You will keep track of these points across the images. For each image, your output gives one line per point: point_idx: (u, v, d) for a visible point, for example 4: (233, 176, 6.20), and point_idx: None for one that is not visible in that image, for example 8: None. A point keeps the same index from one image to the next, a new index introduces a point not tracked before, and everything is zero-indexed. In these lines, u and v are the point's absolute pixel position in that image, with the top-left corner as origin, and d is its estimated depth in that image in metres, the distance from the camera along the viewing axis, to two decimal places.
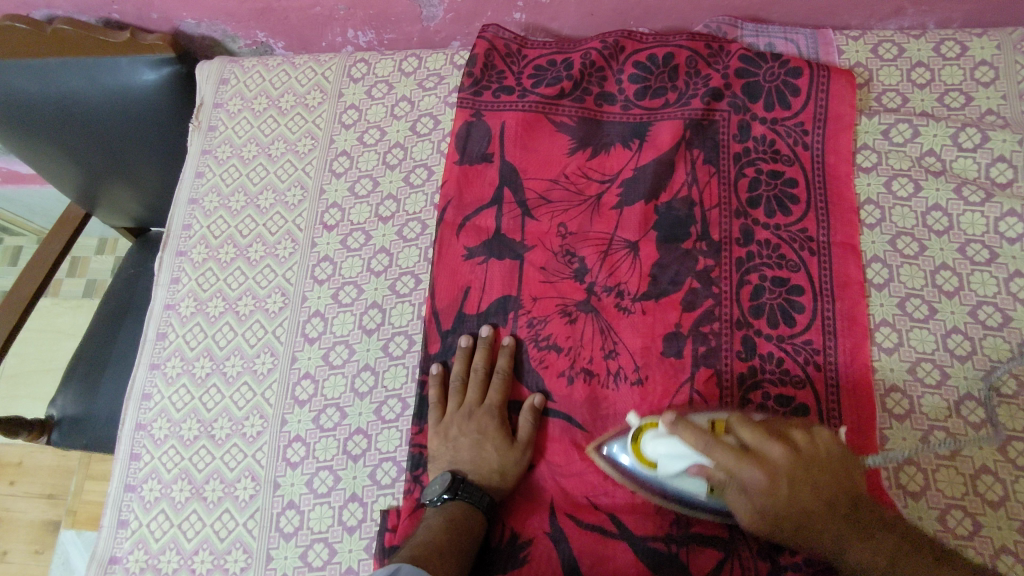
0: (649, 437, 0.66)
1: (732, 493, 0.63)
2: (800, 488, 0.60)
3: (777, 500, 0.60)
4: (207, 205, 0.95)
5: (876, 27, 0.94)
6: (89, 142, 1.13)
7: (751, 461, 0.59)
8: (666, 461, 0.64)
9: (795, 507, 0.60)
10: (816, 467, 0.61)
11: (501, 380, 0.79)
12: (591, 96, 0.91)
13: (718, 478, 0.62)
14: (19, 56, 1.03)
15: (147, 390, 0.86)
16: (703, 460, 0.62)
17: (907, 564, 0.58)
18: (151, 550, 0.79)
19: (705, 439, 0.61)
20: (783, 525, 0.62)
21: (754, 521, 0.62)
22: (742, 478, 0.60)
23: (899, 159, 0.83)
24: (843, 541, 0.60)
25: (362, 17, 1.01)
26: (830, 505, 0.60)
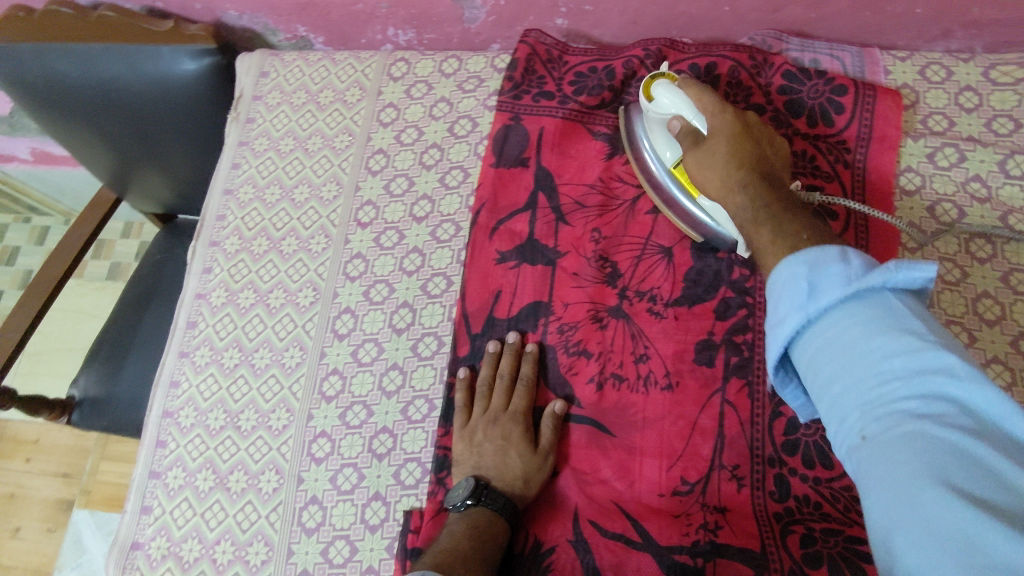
0: (662, 82, 0.76)
1: (689, 141, 0.74)
2: (736, 147, 0.71)
3: (715, 158, 0.71)
4: (242, 197, 0.95)
5: (923, 48, 0.93)
6: (126, 127, 1.14)
7: (722, 108, 0.73)
8: (665, 103, 0.75)
9: (724, 178, 0.70)
10: (767, 142, 0.73)
11: (526, 386, 0.78)
12: (630, 105, 0.91)
13: (684, 133, 0.74)
14: (62, 40, 1.02)
15: (175, 377, 0.87)
16: (695, 109, 0.73)
17: (811, 246, 0.58)
18: (173, 538, 0.79)
19: (701, 100, 0.74)
20: (712, 172, 0.71)
21: (697, 158, 0.73)
22: (712, 126, 0.73)
23: (944, 184, 0.82)
24: (757, 212, 0.65)
25: (404, 17, 1.02)
26: (757, 179, 0.68)
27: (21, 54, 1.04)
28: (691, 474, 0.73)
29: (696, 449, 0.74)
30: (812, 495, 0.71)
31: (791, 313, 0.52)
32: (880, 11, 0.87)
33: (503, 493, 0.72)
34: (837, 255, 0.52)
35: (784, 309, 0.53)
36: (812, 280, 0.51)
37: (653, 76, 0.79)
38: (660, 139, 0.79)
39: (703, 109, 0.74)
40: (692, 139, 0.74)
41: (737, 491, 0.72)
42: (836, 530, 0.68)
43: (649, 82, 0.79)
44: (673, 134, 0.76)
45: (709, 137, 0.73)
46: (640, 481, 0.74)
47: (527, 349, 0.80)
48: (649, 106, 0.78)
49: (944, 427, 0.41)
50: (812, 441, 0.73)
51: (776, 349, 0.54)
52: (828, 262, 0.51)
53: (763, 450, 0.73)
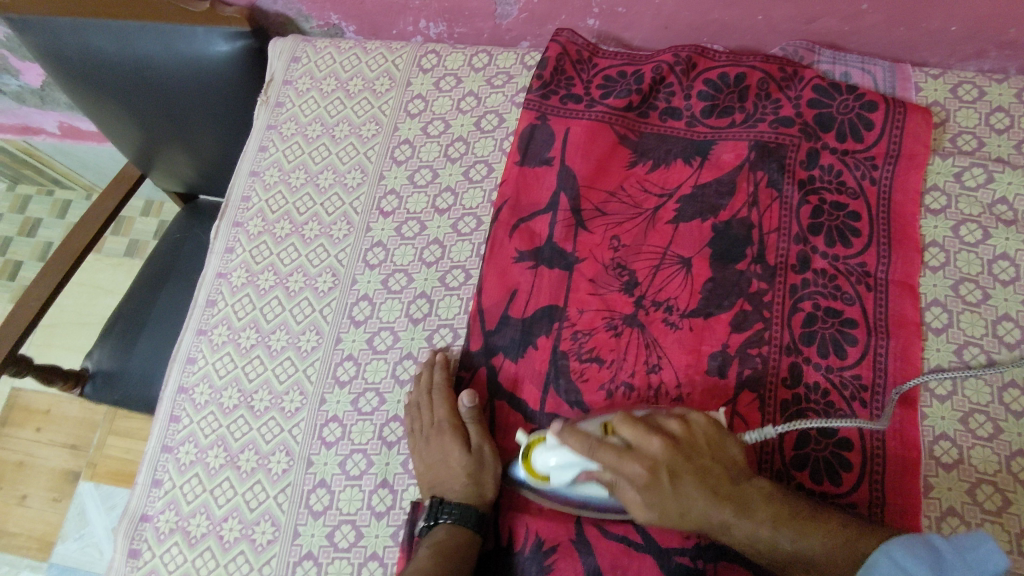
0: (542, 446, 0.68)
1: (630, 480, 0.65)
2: (707, 490, 0.65)
3: (683, 495, 0.65)
4: (267, 179, 0.96)
5: (955, 67, 0.92)
6: (156, 106, 1.15)
7: (632, 459, 0.64)
8: (560, 472, 0.67)
9: (707, 502, 0.65)
10: (701, 445, 0.66)
11: (442, 394, 0.77)
12: (656, 111, 0.91)
13: (612, 481, 0.67)
14: (103, 16, 1.05)
15: (192, 354, 0.88)
16: (595, 467, 0.66)
17: (838, 530, 0.63)
18: (182, 512, 0.80)
19: (591, 447, 0.65)
20: (672, 512, 0.66)
21: (656, 503, 0.65)
22: (630, 477, 0.65)
23: (969, 204, 0.82)
24: (761, 522, 0.64)
25: (436, 10, 1.02)
26: (726, 499, 0.65)
27: (58, 27, 1.07)
28: None
29: None
30: None
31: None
32: (914, 26, 0.87)
33: (460, 502, 0.72)
34: (896, 566, 0.56)
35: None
36: None
37: (534, 436, 0.70)
38: (586, 489, 0.69)
39: (618, 464, 0.65)
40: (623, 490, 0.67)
41: None
42: None
43: (528, 446, 0.70)
44: (583, 484, 0.69)
45: (648, 489, 0.65)
46: None
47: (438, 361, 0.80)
48: (543, 482, 0.69)
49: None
50: (822, 457, 0.73)
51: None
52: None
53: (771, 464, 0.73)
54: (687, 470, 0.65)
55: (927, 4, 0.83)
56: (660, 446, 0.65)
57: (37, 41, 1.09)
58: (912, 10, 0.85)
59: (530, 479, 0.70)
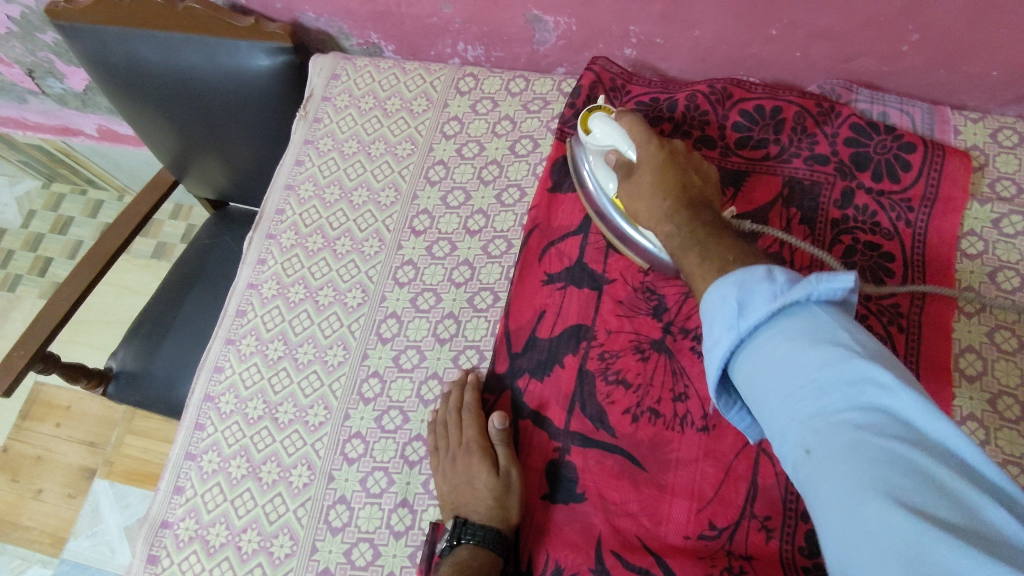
0: (597, 113, 0.77)
1: (621, 186, 0.74)
2: (667, 178, 0.68)
3: (644, 187, 0.70)
4: (302, 193, 0.98)
5: (995, 111, 0.91)
6: (196, 115, 1.17)
7: (648, 138, 0.72)
8: (600, 136, 0.76)
9: (652, 210, 0.68)
10: (690, 175, 0.69)
11: (472, 413, 0.77)
12: (691, 139, 0.91)
13: (618, 165, 0.74)
14: (149, 27, 1.08)
15: (219, 363, 0.89)
16: (626, 139, 0.74)
17: (739, 256, 0.57)
18: (202, 521, 0.80)
19: (635, 126, 0.74)
20: (643, 208, 0.69)
21: (626, 196, 0.72)
22: (638, 156, 0.72)
23: (1007, 251, 0.81)
24: (687, 227, 0.63)
25: (475, 34, 1.04)
26: (687, 202, 0.66)
27: (106, 35, 1.09)
28: (720, 520, 0.72)
29: (728, 494, 0.73)
30: None
31: (725, 334, 0.50)
32: (955, 70, 0.87)
33: (483, 524, 0.71)
34: (764, 272, 0.50)
35: (717, 333, 0.51)
36: (740, 301, 0.50)
37: (587, 110, 0.80)
38: (602, 171, 0.79)
39: (634, 138, 0.73)
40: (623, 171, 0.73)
41: (765, 541, 0.71)
42: None
43: (592, 109, 0.80)
44: (609, 165, 0.76)
45: (639, 167, 0.71)
46: (668, 520, 0.73)
47: (469, 383, 0.81)
48: (585, 134, 0.79)
49: (878, 437, 0.40)
50: None
51: (715, 371, 0.52)
52: (756, 286, 0.49)
53: (796, 505, 0.71)
54: (674, 175, 0.68)
55: (969, 49, 0.83)
56: (676, 147, 0.71)
57: (86, 48, 1.12)
58: (954, 55, 0.85)
59: (585, 146, 0.81)
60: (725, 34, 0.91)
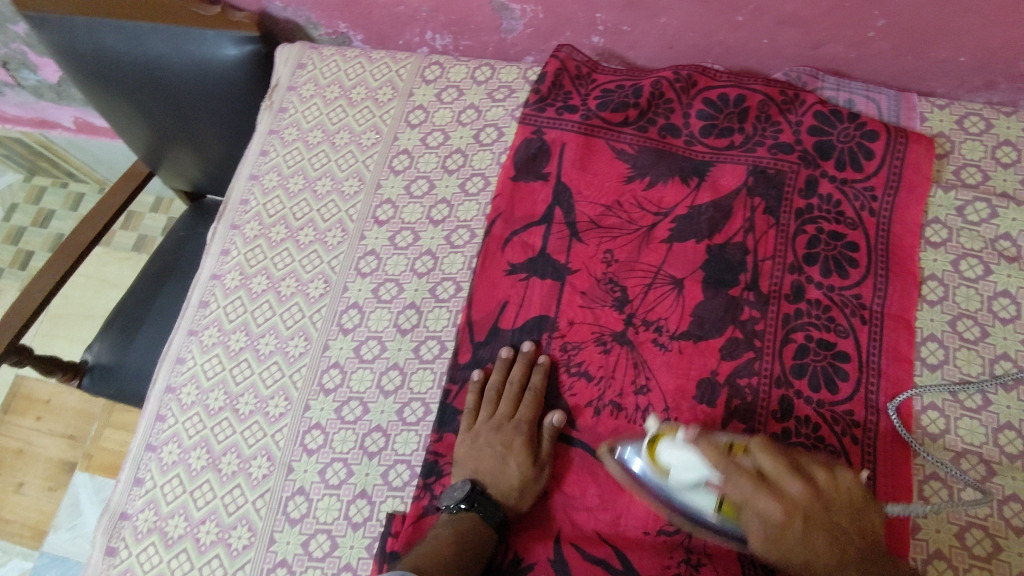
0: (668, 442, 0.66)
1: (736, 506, 0.64)
2: (806, 520, 0.61)
3: (795, 541, 0.62)
4: (266, 183, 0.97)
5: (964, 98, 0.91)
6: (164, 105, 1.16)
7: (775, 505, 0.61)
8: (680, 472, 0.64)
9: (798, 530, 0.61)
10: (840, 502, 0.63)
11: (536, 396, 0.78)
12: (655, 126, 0.90)
13: (739, 501, 0.63)
14: (115, 16, 1.07)
15: (181, 354, 0.88)
16: (711, 472, 0.63)
17: (880, 568, 0.62)
18: (161, 513, 0.80)
19: (726, 463, 0.62)
20: (796, 558, 0.62)
21: (771, 557, 0.63)
22: (760, 503, 0.61)
23: (971, 239, 0.80)
24: (789, 512, 0.61)
25: (442, 22, 1.03)
26: (797, 517, 0.61)
27: (73, 25, 1.08)
28: None
29: None
30: None
31: None
32: (923, 56, 0.86)
33: (496, 500, 0.73)
34: None
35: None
36: None
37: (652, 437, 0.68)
38: (698, 498, 0.65)
39: (752, 496, 0.61)
40: None
41: None
42: None
43: (653, 436, 0.68)
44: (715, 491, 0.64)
45: (778, 534, 0.62)
46: (627, 513, 0.73)
47: (538, 361, 0.80)
48: (660, 480, 0.66)
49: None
50: None
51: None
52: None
53: None
54: (824, 528, 0.62)
55: (935, 35, 0.83)
56: (798, 492, 0.62)
57: (54, 39, 1.11)
58: (920, 41, 0.84)
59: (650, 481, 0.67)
60: (691, 21, 0.90)
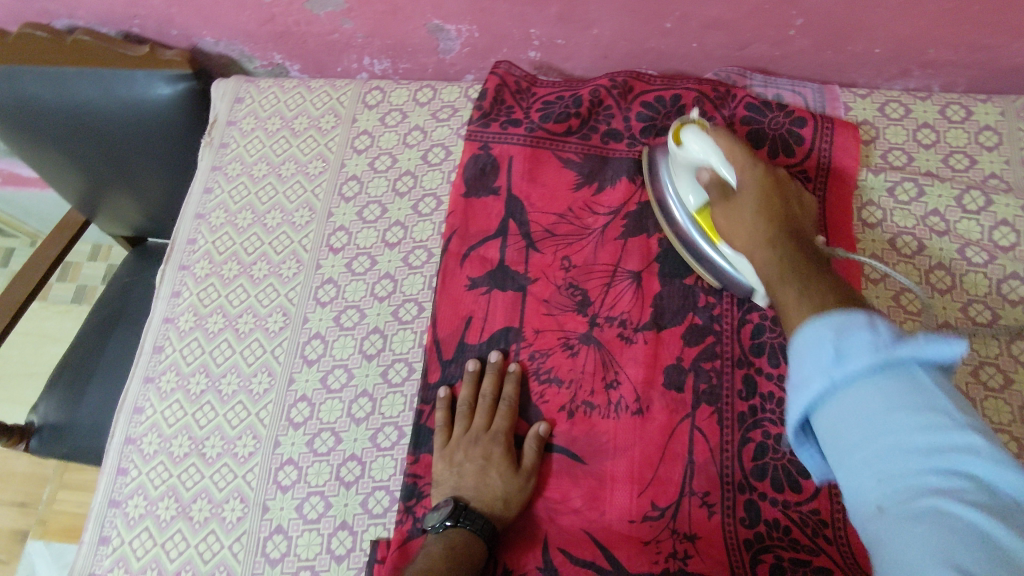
0: (692, 128, 0.78)
1: (716, 202, 0.76)
2: (765, 190, 0.73)
3: (745, 220, 0.73)
4: (213, 221, 0.95)
5: (882, 86, 0.96)
6: (96, 148, 1.13)
7: (751, 162, 0.75)
8: (693, 148, 0.77)
9: (752, 225, 0.72)
10: (793, 228, 0.70)
11: (509, 407, 0.78)
12: (597, 133, 0.93)
13: (711, 188, 0.77)
14: (36, 63, 1.04)
15: (139, 403, 0.85)
16: (722, 157, 0.76)
17: (814, 274, 0.61)
18: (132, 570, 0.77)
19: (727, 146, 0.76)
20: (745, 231, 0.72)
21: (727, 221, 0.75)
22: (738, 178, 0.75)
23: (904, 217, 0.85)
24: (751, 187, 0.73)
25: (380, 47, 1.03)
26: (773, 222, 0.70)
27: None
28: (662, 499, 0.73)
29: (666, 475, 0.74)
30: (782, 520, 0.72)
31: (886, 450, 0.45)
32: (841, 50, 0.91)
33: (481, 514, 0.71)
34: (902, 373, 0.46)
35: (808, 371, 0.49)
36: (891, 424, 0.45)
37: (682, 120, 0.81)
38: (687, 187, 0.81)
39: (732, 162, 0.75)
40: (722, 192, 0.76)
41: (707, 516, 0.72)
42: (804, 560, 0.69)
43: (680, 127, 0.81)
44: (701, 182, 0.79)
45: (736, 223, 0.73)
46: (610, 508, 0.74)
47: (509, 369, 0.81)
48: (681, 159, 0.80)
49: (957, 502, 0.40)
50: (781, 465, 0.74)
51: (798, 412, 0.50)
52: (853, 329, 0.49)
53: (732, 477, 0.74)
54: (777, 211, 0.72)
55: (850, 30, 0.88)
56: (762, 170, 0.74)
57: None
58: (838, 36, 0.89)
59: (675, 160, 0.81)
60: (623, 30, 0.94)
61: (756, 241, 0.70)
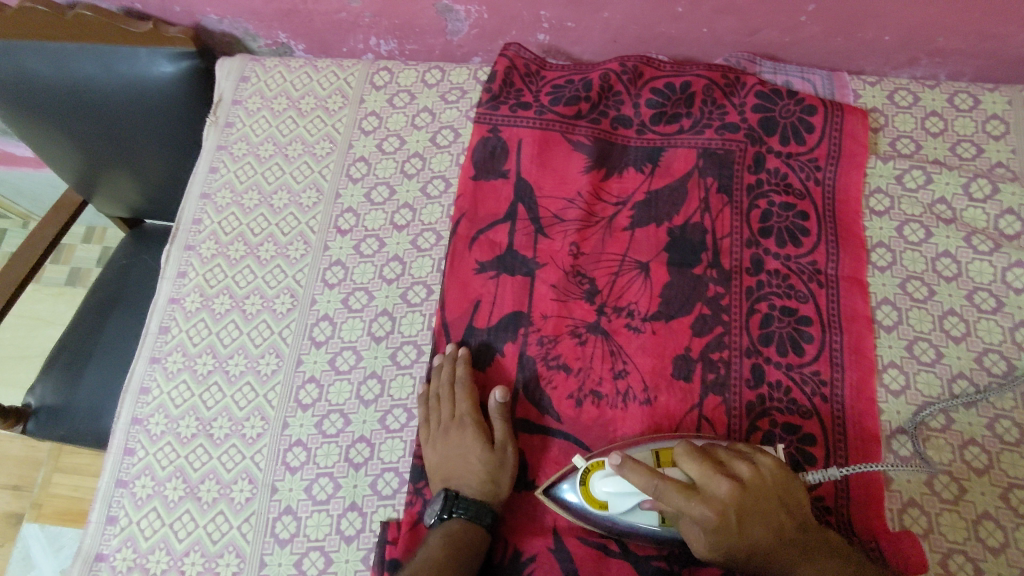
0: (602, 478, 0.67)
1: (687, 527, 0.63)
2: (745, 509, 0.61)
3: (739, 547, 0.62)
4: (219, 201, 0.94)
5: (890, 74, 0.97)
6: (96, 126, 1.11)
7: (703, 479, 0.61)
8: (619, 497, 0.66)
9: (755, 544, 0.62)
10: (766, 481, 0.63)
11: (466, 387, 0.78)
12: (607, 118, 0.93)
13: (671, 515, 0.65)
14: (37, 38, 1.02)
15: (146, 383, 0.85)
16: (658, 497, 0.62)
17: (822, 554, 0.63)
18: (141, 549, 0.77)
19: (654, 483, 0.61)
20: (732, 554, 0.62)
21: (700, 548, 0.64)
22: (703, 506, 0.62)
23: (911, 205, 0.85)
24: (729, 504, 0.60)
25: (387, 27, 1.02)
26: (755, 520, 0.61)
27: None
28: None
29: None
30: None
31: None
32: (851, 37, 0.91)
33: (473, 499, 0.72)
34: None
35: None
36: None
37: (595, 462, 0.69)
38: (637, 515, 0.68)
39: (669, 495, 0.61)
40: (689, 521, 0.62)
41: None
42: None
43: (589, 465, 0.70)
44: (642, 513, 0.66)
45: (714, 532, 0.61)
46: None
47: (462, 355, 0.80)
48: (597, 503, 0.68)
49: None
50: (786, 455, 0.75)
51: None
52: None
53: None
54: (760, 506, 0.61)
55: (861, 16, 0.88)
56: (725, 488, 0.61)
57: None
58: (848, 22, 0.89)
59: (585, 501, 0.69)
60: (634, 14, 0.93)
61: (753, 540, 0.61)
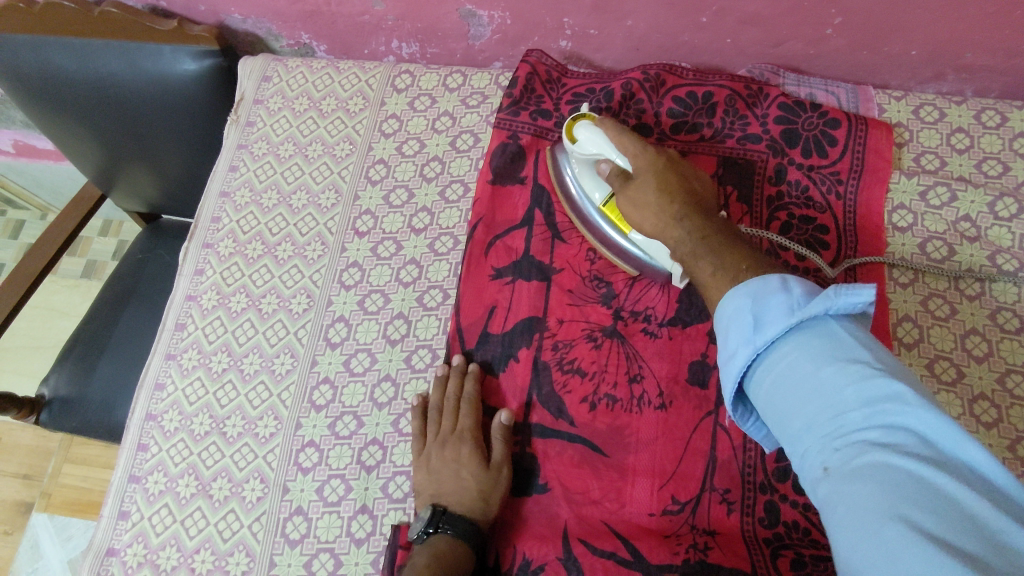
0: (582, 123, 0.77)
1: (620, 187, 0.74)
2: (663, 174, 0.71)
3: (647, 197, 0.71)
4: (238, 200, 0.95)
5: (915, 89, 0.96)
6: (118, 123, 1.12)
7: (649, 150, 0.73)
8: (586, 144, 0.76)
9: (659, 211, 0.70)
10: (687, 175, 0.73)
11: (472, 404, 0.78)
12: (627, 128, 0.92)
13: (613, 176, 0.75)
14: (62, 34, 1.03)
15: (161, 380, 0.85)
16: (610, 146, 0.75)
17: (737, 265, 0.61)
18: (151, 545, 0.77)
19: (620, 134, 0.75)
20: (649, 216, 0.71)
21: (629, 205, 0.73)
22: (633, 167, 0.74)
23: (935, 222, 0.84)
24: (651, 167, 0.72)
25: (409, 30, 1.02)
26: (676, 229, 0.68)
27: (17, 45, 1.04)
28: (682, 495, 0.73)
29: (688, 470, 0.74)
30: (801, 521, 0.72)
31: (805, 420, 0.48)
32: (877, 51, 0.90)
33: (462, 516, 0.71)
34: (794, 290, 0.52)
35: (736, 344, 0.53)
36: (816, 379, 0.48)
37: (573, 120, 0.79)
38: (591, 183, 0.80)
39: (623, 149, 0.74)
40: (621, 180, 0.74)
41: (726, 514, 0.72)
42: (825, 557, 0.69)
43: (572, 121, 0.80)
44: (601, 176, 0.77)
45: (635, 183, 0.73)
46: (630, 502, 0.74)
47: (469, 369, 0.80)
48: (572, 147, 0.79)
49: (887, 449, 0.43)
50: None
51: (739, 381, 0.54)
52: (876, 395, 0.45)
53: (754, 477, 0.73)
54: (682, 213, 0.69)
55: (888, 30, 0.87)
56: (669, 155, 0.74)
57: None
58: (875, 36, 0.88)
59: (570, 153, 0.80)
60: (657, 23, 0.93)
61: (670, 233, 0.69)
